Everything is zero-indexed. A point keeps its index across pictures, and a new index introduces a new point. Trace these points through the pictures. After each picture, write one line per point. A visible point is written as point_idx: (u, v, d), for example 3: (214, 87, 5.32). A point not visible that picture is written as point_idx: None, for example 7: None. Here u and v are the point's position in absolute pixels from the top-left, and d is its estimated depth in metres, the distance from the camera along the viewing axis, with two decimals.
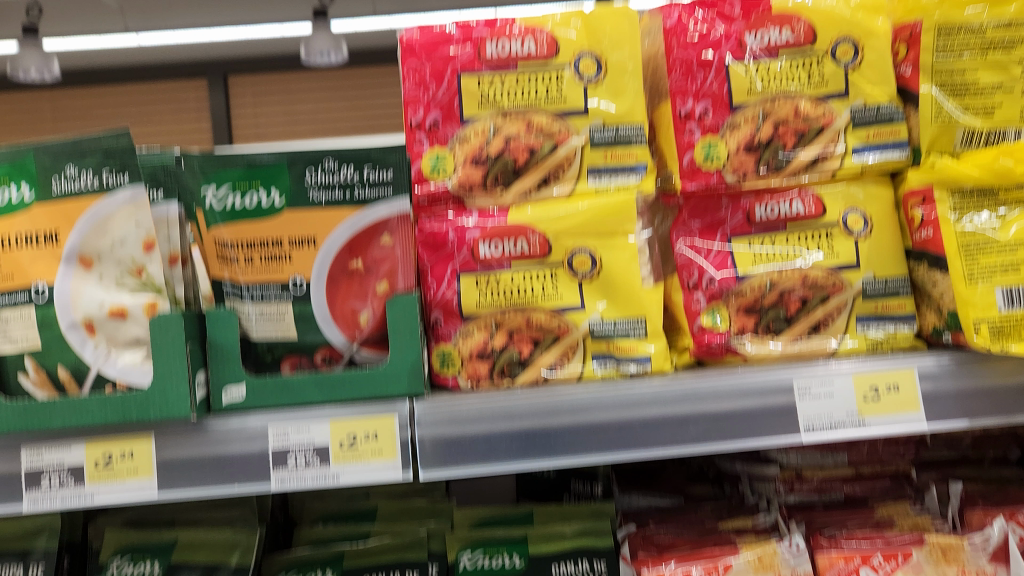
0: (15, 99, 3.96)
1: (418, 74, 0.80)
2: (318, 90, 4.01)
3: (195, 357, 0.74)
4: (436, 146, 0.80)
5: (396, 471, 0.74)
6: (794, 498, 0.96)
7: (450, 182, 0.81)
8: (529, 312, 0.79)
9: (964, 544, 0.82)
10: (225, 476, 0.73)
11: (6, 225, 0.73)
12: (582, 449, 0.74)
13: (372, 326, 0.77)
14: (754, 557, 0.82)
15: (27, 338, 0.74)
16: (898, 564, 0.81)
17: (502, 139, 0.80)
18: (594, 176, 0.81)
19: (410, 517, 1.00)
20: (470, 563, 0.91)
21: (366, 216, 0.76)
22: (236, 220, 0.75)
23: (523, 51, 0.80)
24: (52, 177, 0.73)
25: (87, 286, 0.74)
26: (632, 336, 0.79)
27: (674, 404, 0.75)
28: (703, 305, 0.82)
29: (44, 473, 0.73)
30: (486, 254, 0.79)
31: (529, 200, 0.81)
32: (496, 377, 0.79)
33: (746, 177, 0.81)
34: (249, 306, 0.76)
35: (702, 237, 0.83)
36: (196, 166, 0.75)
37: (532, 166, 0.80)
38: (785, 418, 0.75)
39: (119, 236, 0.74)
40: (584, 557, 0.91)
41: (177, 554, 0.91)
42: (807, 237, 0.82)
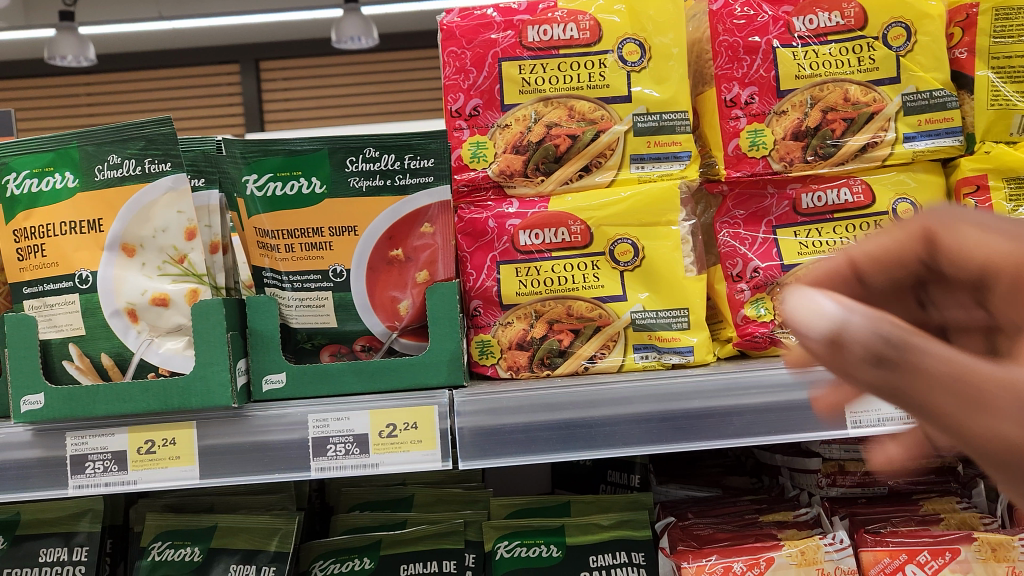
0: (52, 84, 4.01)
1: (458, 60, 0.79)
2: (350, 74, 4.01)
3: (236, 346, 0.75)
4: (476, 133, 0.80)
5: (435, 461, 0.74)
6: (837, 492, 0.94)
7: (490, 170, 0.80)
8: (569, 301, 0.78)
9: (1014, 542, 0.80)
10: (266, 464, 0.73)
11: (51, 213, 0.74)
12: (623, 441, 0.73)
13: (412, 315, 0.77)
14: (796, 552, 0.81)
15: (71, 324, 0.74)
16: (945, 562, 0.79)
17: (544, 126, 0.79)
18: (636, 164, 0.79)
19: (446, 506, 1.00)
20: (507, 553, 0.91)
21: (408, 204, 0.75)
22: (277, 208, 0.74)
23: (566, 37, 0.79)
24: (96, 165, 0.73)
25: (130, 273, 0.74)
26: (674, 327, 0.78)
27: (716, 396, 0.74)
28: (748, 296, 0.81)
29: (89, 458, 0.74)
30: (526, 243, 0.79)
31: (569, 188, 0.80)
32: (535, 367, 0.78)
33: (793, 165, 0.79)
34: (289, 294, 0.76)
35: (747, 227, 0.81)
36: (238, 152, 0.74)
37: (574, 154, 0.79)
38: (831, 412, 0.74)
39: (161, 224, 0.74)
40: (622, 549, 0.91)
41: (216, 539, 0.91)
42: (854, 228, 0.80)
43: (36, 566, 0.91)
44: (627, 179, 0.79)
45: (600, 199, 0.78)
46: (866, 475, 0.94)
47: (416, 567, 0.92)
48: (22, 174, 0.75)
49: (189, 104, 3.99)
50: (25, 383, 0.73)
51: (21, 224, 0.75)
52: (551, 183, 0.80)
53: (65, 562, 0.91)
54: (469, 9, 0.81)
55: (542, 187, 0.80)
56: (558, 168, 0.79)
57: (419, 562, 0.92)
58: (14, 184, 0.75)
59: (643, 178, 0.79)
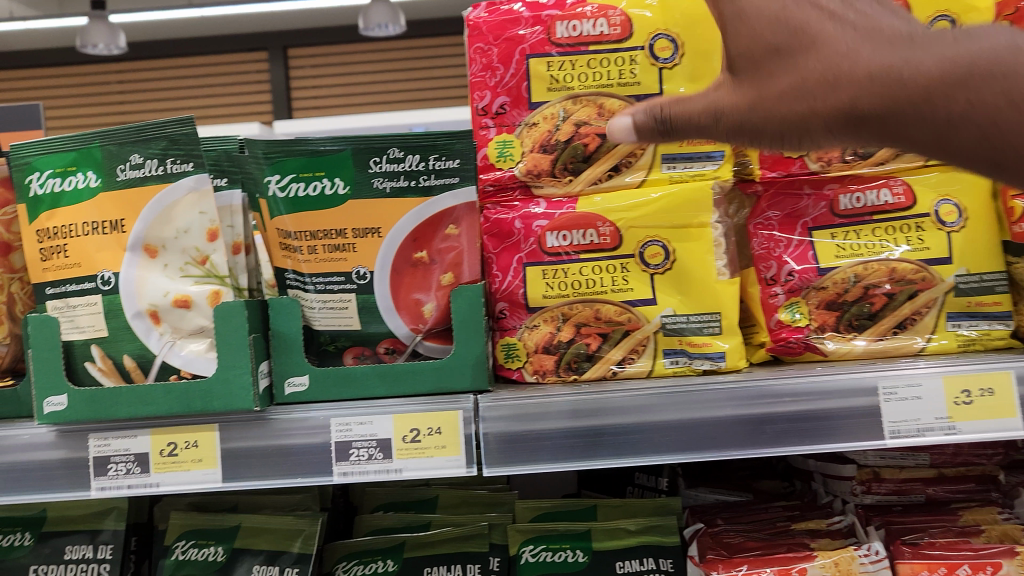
0: (82, 73, 4.03)
1: (485, 57, 0.78)
2: (378, 62, 4.00)
3: (259, 347, 0.74)
4: (503, 132, 0.78)
5: (460, 467, 0.72)
6: (871, 499, 0.92)
7: (517, 169, 0.78)
8: (597, 304, 0.76)
9: None
10: (288, 468, 0.72)
11: (73, 213, 0.73)
12: (652, 449, 0.72)
13: (436, 318, 0.75)
14: (830, 563, 0.80)
15: (93, 326, 0.74)
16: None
17: (572, 124, 0.77)
18: (667, 164, 0.78)
19: (471, 507, 0.98)
20: (532, 557, 0.89)
21: (432, 205, 0.73)
22: (300, 209, 0.73)
23: (595, 32, 0.76)
24: (118, 165, 0.73)
25: (153, 274, 0.74)
26: (705, 332, 0.76)
27: (750, 404, 0.72)
28: (782, 300, 0.78)
29: (112, 460, 0.74)
30: (553, 245, 0.77)
31: (598, 188, 0.78)
32: (562, 371, 0.76)
33: (831, 165, 0.78)
34: (312, 296, 0.75)
35: (781, 229, 0.79)
36: (260, 153, 0.73)
37: (603, 153, 0.77)
38: (869, 422, 0.71)
39: (183, 225, 0.73)
40: (650, 556, 0.89)
41: (240, 540, 0.91)
42: (895, 230, 0.77)
43: (62, 564, 0.92)
44: (658, 179, 0.78)
45: (631, 199, 0.76)
46: (903, 481, 0.92)
47: (440, 571, 0.91)
48: (46, 173, 0.74)
49: (217, 92, 4.00)
50: (48, 384, 0.73)
51: (44, 224, 0.74)
52: (579, 183, 0.78)
53: (90, 560, 0.91)
54: (496, 4, 0.79)
55: (570, 187, 0.78)
56: (587, 167, 0.78)
57: (442, 566, 0.91)
58: (37, 184, 0.74)
59: (675, 178, 0.78)
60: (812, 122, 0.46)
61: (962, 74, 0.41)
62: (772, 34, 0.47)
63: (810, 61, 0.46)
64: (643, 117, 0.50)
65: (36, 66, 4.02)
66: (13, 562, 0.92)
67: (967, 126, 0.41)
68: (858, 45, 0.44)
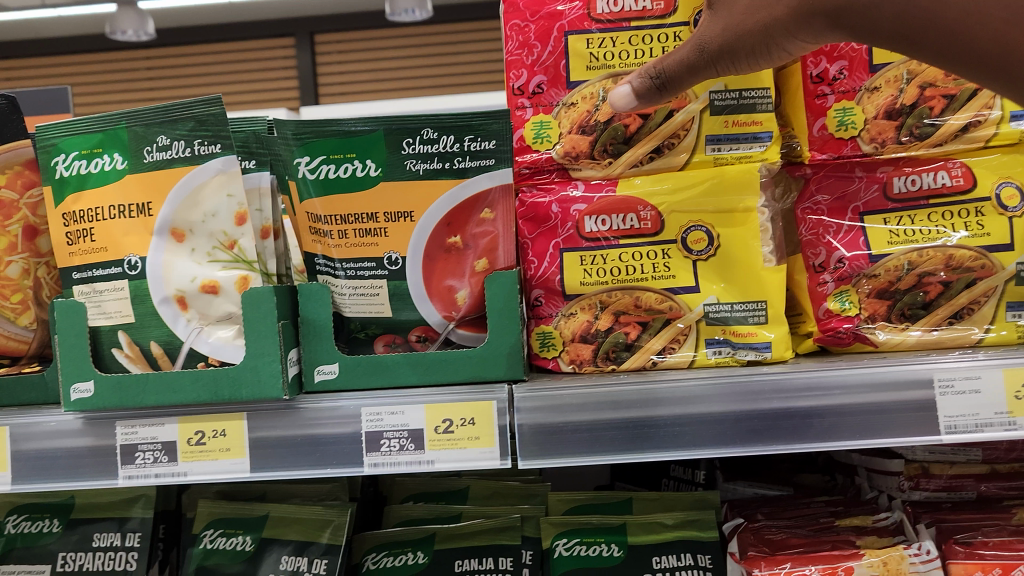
0: (112, 59, 4.05)
1: (522, 33, 0.74)
2: (405, 47, 3.97)
3: (289, 335, 0.72)
4: (540, 112, 0.75)
5: (494, 459, 0.70)
6: (919, 496, 0.88)
7: (555, 151, 0.75)
8: (637, 292, 0.73)
9: None
10: (318, 458, 0.70)
11: (99, 196, 0.71)
12: (694, 443, 0.69)
13: (469, 305, 0.73)
14: (878, 562, 0.77)
15: (120, 311, 0.72)
16: None
17: (613, 104, 0.74)
18: (712, 146, 0.74)
19: (503, 499, 0.96)
20: (566, 551, 0.87)
21: (467, 188, 0.70)
22: (330, 191, 0.71)
23: (637, 8, 0.73)
24: (144, 146, 0.71)
25: (180, 259, 0.72)
26: (750, 321, 0.73)
27: (798, 396, 0.69)
28: (831, 288, 0.75)
29: (139, 449, 0.72)
30: (592, 229, 0.74)
31: (638, 171, 0.75)
32: (600, 361, 0.74)
33: (885, 147, 0.73)
34: (343, 282, 0.73)
35: (830, 215, 0.76)
36: (289, 134, 0.70)
37: (644, 135, 0.74)
38: (924, 416, 0.68)
39: (211, 208, 0.71)
40: (688, 551, 0.86)
41: (269, 529, 0.90)
42: (952, 215, 0.73)
43: (90, 551, 0.91)
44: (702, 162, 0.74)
45: (673, 181, 0.73)
46: (953, 478, 0.88)
47: (471, 563, 0.88)
48: (71, 154, 0.72)
49: (244, 78, 3.99)
50: (74, 370, 0.71)
51: (70, 207, 0.72)
52: (619, 165, 0.75)
53: (118, 548, 0.90)
54: None
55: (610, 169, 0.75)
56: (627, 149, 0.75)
57: (474, 559, 0.89)
58: (63, 166, 0.72)
59: (719, 161, 0.74)
60: (764, 30, 0.58)
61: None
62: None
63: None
64: (639, 84, 0.64)
65: (66, 53, 4.04)
66: (42, 549, 0.91)
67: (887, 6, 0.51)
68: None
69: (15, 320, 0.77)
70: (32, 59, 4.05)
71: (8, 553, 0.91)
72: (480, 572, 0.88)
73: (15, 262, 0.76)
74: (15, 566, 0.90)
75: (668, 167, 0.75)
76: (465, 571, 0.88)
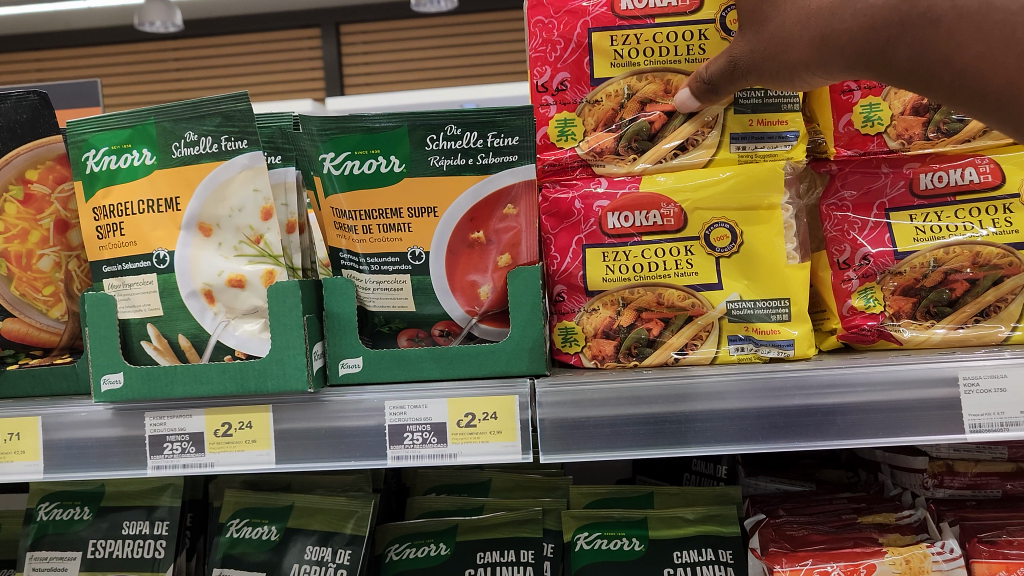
0: (140, 50, 4.09)
1: (546, 30, 0.75)
2: (429, 37, 3.97)
3: (313, 329, 0.72)
4: (564, 109, 0.76)
5: (515, 453, 0.70)
6: (944, 494, 0.87)
7: (580, 149, 0.76)
8: (659, 289, 0.73)
9: None
10: (342, 451, 0.71)
11: (128, 191, 0.73)
12: (716, 439, 0.69)
13: (492, 300, 0.73)
14: (901, 560, 0.76)
15: (149, 305, 0.73)
16: None
17: (637, 102, 0.74)
18: (736, 144, 0.75)
19: (525, 492, 0.97)
20: (587, 544, 0.87)
21: (491, 183, 0.71)
22: (354, 187, 0.71)
23: (662, 5, 0.74)
24: (172, 142, 0.72)
25: (207, 253, 0.73)
26: (773, 319, 0.73)
27: (821, 393, 0.69)
28: (856, 286, 0.75)
29: (167, 439, 0.73)
30: (615, 226, 0.74)
31: (662, 168, 0.75)
32: (622, 357, 0.74)
33: (911, 143, 0.73)
34: (367, 276, 0.73)
35: (855, 212, 0.75)
36: (315, 130, 0.71)
37: (669, 131, 0.74)
38: (948, 415, 0.67)
39: (238, 203, 0.72)
40: (709, 547, 0.86)
41: (294, 520, 0.91)
42: (979, 212, 0.72)
43: (119, 539, 0.92)
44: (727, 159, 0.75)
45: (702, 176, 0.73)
46: (978, 476, 0.87)
47: (493, 555, 0.89)
48: (101, 150, 0.73)
49: (270, 69, 4.02)
50: (105, 361, 0.72)
51: (100, 202, 0.73)
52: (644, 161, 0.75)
53: (147, 536, 0.92)
54: None
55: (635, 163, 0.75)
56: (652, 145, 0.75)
57: (496, 551, 0.89)
58: (94, 161, 0.73)
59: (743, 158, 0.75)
60: (791, 58, 0.61)
61: (891, 21, 0.52)
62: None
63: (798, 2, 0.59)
64: (694, 87, 0.71)
65: (95, 44, 4.09)
66: (73, 535, 0.93)
67: (903, 48, 0.52)
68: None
69: (45, 313, 0.78)
70: (61, 51, 4.10)
71: (40, 539, 0.93)
72: (502, 563, 0.88)
73: (47, 255, 0.77)
74: (47, 552, 0.92)
75: (692, 164, 0.75)
76: (487, 562, 0.89)
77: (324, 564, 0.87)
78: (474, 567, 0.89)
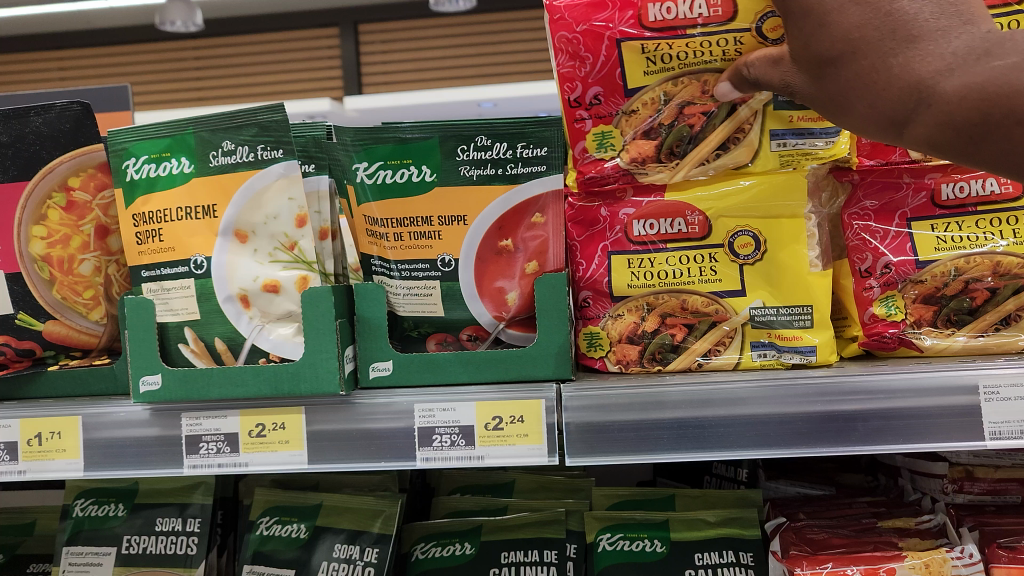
0: (162, 50, 4.13)
1: (571, 46, 0.72)
2: (448, 37, 3.99)
3: (345, 333, 0.74)
4: (599, 122, 0.74)
5: (542, 456, 0.72)
6: (963, 499, 0.88)
7: (619, 160, 0.75)
8: (683, 295, 0.75)
9: None
10: (373, 452, 0.73)
11: (167, 198, 0.75)
12: (739, 444, 0.70)
13: (519, 305, 0.75)
14: (920, 564, 0.78)
15: (186, 309, 0.75)
16: None
17: (676, 107, 0.72)
18: (776, 141, 0.73)
19: (548, 493, 0.99)
20: (610, 545, 0.89)
21: (519, 193, 0.72)
22: (387, 196, 0.73)
23: (696, 14, 0.70)
24: (210, 151, 0.74)
25: (243, 259, 0.75)
26: (795, 326, 0.74)
27: (843, 400, 0.70)
28: (877, 294, 0.76)
29: (203, 439, 0.75)
30: (640, 233, 0.76)
31: (704, 170, 0.74)
32: (646, 362, 0.75)
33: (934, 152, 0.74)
34: (398, 282, 0.75)
35: (877, 220, 0.76)
36: (348, 140, 0.73)
37: (708, 133, 0.73)
38: (968, 422, 0.68)
39: (273, 210, 0.74)
40: (729, 549, 0.88)
41: (323, 517, 0.93)
42: (999, 222, 0.73)
43: (153, 535, 0.95)
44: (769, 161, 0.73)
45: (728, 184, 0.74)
46: (997, 482, 0.88)
47: (516, 555, 0.91)
48: (141, 159, 0.76)
49: (290, 69, 4.05)
50: (143, 363, 0.75)
51: (140, 209, 0.76)
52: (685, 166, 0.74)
53: (180, 532, 0.95)
54: None
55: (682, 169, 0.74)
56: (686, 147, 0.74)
57: (520, 551, 0.91)
58: (133, 169, 0.76)
59: (784, 155, 0.73)
60: (845, 124, 0.55)
61: (975, 119, 0.47)
62: (830, 46, 0.52)
63: (857, 75, 0.52)
64: (733, 80, 0.68)
65: (118, 44, 4.14)
66: (109, 531, 0.96)
67: (993, 149, 0.48)
68: (889, 64, 0.50)
69: (86, 315, 0.81)
70: (85, 50, 4.15)
71: (76, 534, 0.96)
72: (526, 563, 0.90)
73: (88, 260, 0.80)
74: (83, 547, 0.95)
75: (734, 162, 0.74)
76: (511, 561, 0.90)
77: (352, 561, 0.89)
78: (498, 567, 0.90)
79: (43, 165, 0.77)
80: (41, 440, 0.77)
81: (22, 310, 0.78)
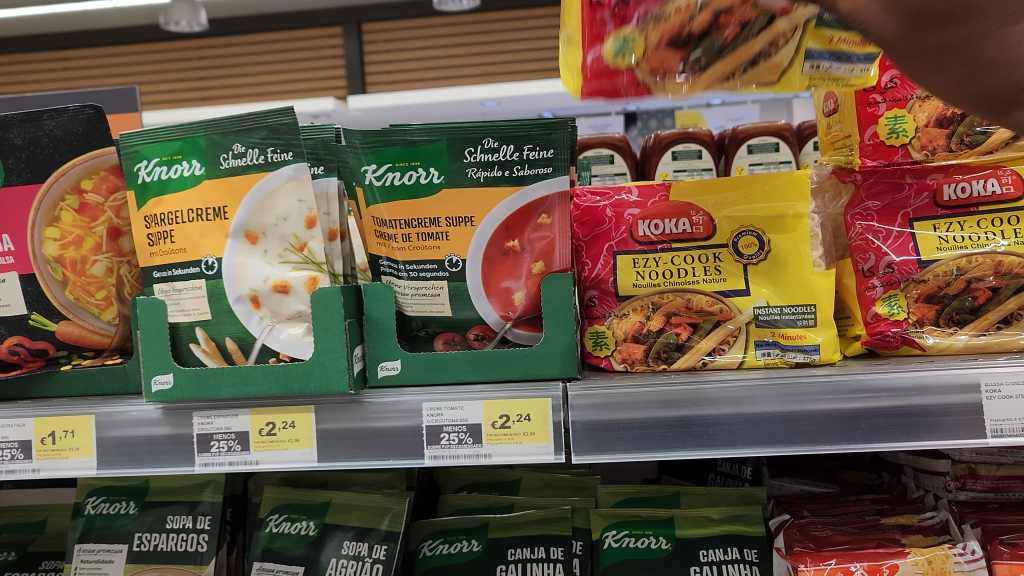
0: (167, 49, 4.15)
1: None
2: (451, 36, 3.99)
3: (354, 332, 0.76)
4: (620, 27, 0.63)
5: (549, 454, 0.73)
6: (965, 496, 0.89)
7: (637, 69, 0.64)
8: (688, 294, 0.76)
9: None
10: (382, 450, 0.74)
11: (178, 200, 0.76)
12: (743, 442, 0.71)
13: (526, 305, 0.76)
14: (923, 561, 0.78)
15: (198, 309, 0.77)
16: None
17: (711, 12, 0.61)
18: (809, 62, 0.66)
19: (554, 490, 0.99)
20: (615, 543, 0.90)
21: (525, 194, 0.73)
22: (395, 197, 0.74)
23: None
24: (221, 153, 0.75)
25: (253, 260, 0.76)
26: (799, 325, 0.74)
27: (847, 398, 0.71)
28: (879, 293, 0.76)
29: (214, 438, 0.77)
30: (645, 234, 0.77)
31: (726, 85, 0.65)
32: (651, 361, 0.76)
33: (935, 154, 0.74)
34: (406, 282, 0.76)
35: (880, 220, 0.77)
36: (357, 143, 0.74)
37: (741, 47, 0.64)
38: (970, 420, 0.69)
39: (283, 212, 0.75)
40: (734, 545, 0.88)
41: (331, 515, 0.94)
42: (1000, 222, 0.74)
43: (164, 532, 0.96)
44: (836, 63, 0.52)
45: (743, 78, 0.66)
46: (1001, 479, 0.88)
47: (523, 552, 0.91)
48: (153, 161, 0.77)
49: (295, 68, 4.07)
50: (155, 362, 0.76)
51: (152, 210, 0.77)
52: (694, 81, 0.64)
53: (190, 530, 0.96)
54: None
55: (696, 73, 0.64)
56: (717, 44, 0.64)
57: (527, 547, 0.92)
58: (145, 171, 0.77)
59: (812, 77, 0.67)
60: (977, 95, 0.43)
61: None
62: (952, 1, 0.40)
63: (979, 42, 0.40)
64: None
65: (123, 43, 4.15)
66: (120, 529, 0.97)
67: None
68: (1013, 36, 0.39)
69: (98, 316, 0.82)
70: (90, 50, 4.17)
71: (88, 532, 0.97)
72: (532, 560, 0.91)
73: (100, 261, 0.81)
74: (94, 544, 0.96)
75: (757, 79, 0.66)
76: (518, 558, 0.91)
77: (360, 558, 0.90)
78: (505, 564, 0.91)
79: (56, 168, 0.79)
80: (55, 439, 0.78)
81: (36, 310, 0.80)
